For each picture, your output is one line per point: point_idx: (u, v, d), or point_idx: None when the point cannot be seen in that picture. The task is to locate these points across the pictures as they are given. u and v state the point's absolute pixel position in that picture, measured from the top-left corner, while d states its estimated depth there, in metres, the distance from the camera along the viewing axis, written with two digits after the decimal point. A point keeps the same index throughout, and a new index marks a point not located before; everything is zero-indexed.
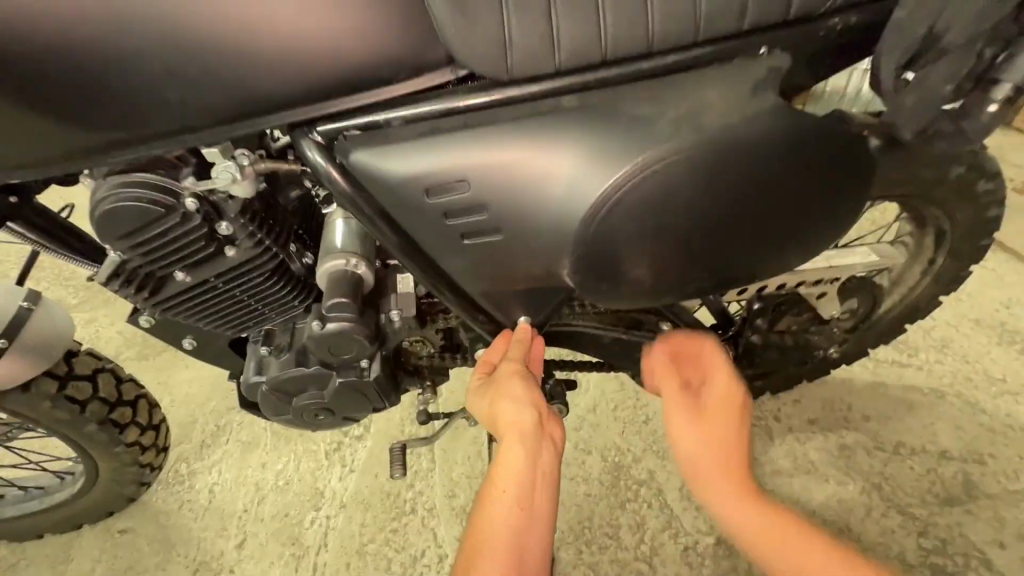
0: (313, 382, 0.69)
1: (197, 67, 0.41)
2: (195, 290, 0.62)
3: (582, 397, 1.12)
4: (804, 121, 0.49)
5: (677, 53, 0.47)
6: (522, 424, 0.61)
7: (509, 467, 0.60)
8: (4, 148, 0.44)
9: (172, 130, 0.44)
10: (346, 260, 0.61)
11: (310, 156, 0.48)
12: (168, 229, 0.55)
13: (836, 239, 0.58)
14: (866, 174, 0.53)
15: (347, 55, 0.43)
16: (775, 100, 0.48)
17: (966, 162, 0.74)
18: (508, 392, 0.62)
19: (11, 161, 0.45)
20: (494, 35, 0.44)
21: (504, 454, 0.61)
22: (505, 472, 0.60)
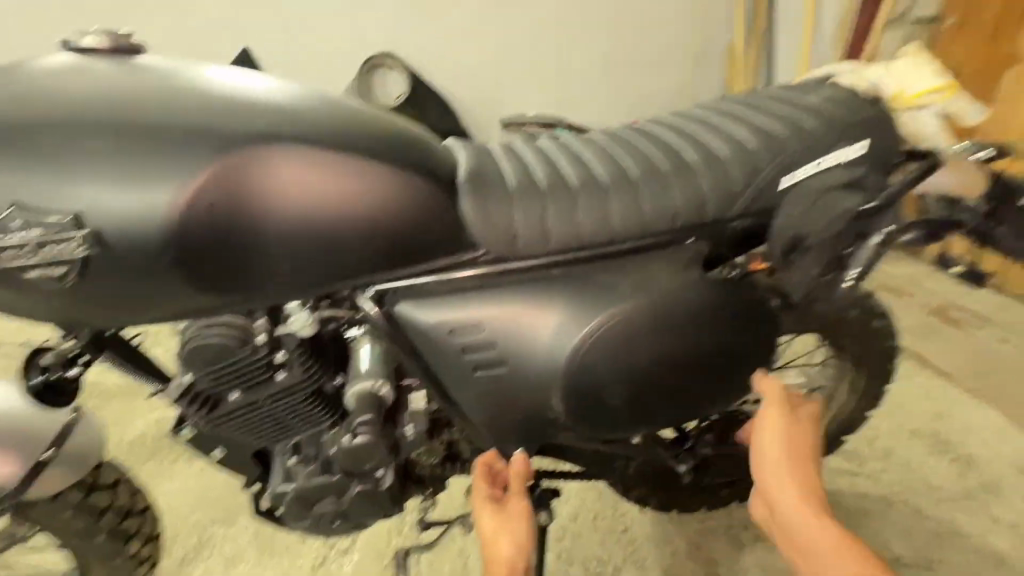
0: (333, 490, 0.78)
1: (305, 250, 0.57)
2: (244, 408, 0.73)
3: (564, 506, 1.21)
4: (722, 289, 0.68)
5: (635, 241, 0.66)
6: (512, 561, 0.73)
7: None
8: (137, 303, 0.55)
9: (280, 289, 0.59)
10: (373, 382, 0.74)
11: (363, 306, 0.64)
12: (237, 358, 0.68)
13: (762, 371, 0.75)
14: (773, 325, 0.72)
15: (413, 238, 0.61)
16: (701, 273, 0.68)
17: (862, 306, 0.95)
18: (509, 530, 0.74)
19: (138, 314, 0.56)
20: (507, 230, 0.63)
21: None
22: None
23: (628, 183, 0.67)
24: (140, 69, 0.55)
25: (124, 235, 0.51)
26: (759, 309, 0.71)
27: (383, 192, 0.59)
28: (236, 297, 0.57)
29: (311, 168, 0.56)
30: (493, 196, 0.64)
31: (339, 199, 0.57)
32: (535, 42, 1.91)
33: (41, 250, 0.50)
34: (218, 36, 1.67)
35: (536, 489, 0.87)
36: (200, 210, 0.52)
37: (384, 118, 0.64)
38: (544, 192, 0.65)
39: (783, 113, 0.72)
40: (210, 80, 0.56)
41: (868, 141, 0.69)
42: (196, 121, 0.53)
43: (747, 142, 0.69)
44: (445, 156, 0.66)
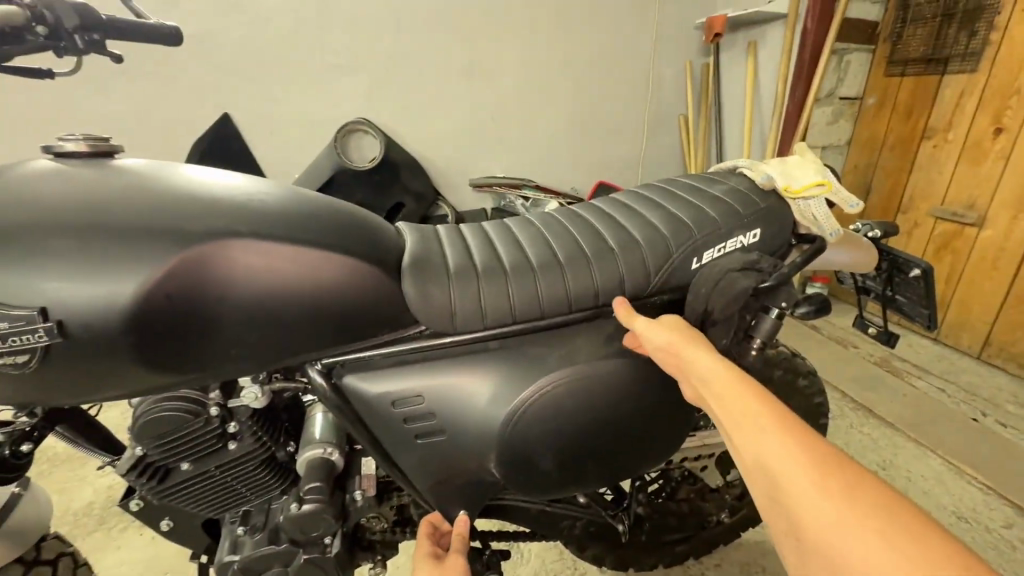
0: (278, 560, 0.79)
1: (255, 327, 0.62)
2: (194, 478, 0.76)
3: (523, 568, 1.21)
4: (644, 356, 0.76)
5: (563, 315, 0.74)
6: None
7: None
8: (91, 381, 0.58)
9: (237, 363, 0.63)
10: (324, 449, 0.78)
11: (312, 377, 0.68)
12: (190, 430, 0.72)
13: (684, 432, 0.83)
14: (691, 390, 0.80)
15: (363, 313, 0.67)
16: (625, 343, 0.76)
17: (787, 365, 1.03)
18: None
19: (92, 391, 0.60)
20: (445, 308, 0.70)
21: None
22: None
23: (556, 264, 0.75)
24: (115, 173, 0.61)
25: (87, 320, 0.56)
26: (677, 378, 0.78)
27: (336, 272, 0.65)
28: (194, 373, 0.62)
29: (268, 254, 0.62)
30: (433, 278, 0.71)
31: (293, 280, 0.63)
32: (500, 116, 2.07)
33: (5, 338, 0.54)
34: (198, 108, 1.77)
35: (485, 551, 0.89)
36: (163, 296, 0.57)
37: (339, 207, 0.71)
38: (479, 274, 0.73)
39: (693, 203, 0.84)
40: (177, 180, 0.63)
41: (760, 229, 0.82)
42: (160, 216, 0.59)
43: (660, 229, 0.80)
44: (393, 240, 0.73)
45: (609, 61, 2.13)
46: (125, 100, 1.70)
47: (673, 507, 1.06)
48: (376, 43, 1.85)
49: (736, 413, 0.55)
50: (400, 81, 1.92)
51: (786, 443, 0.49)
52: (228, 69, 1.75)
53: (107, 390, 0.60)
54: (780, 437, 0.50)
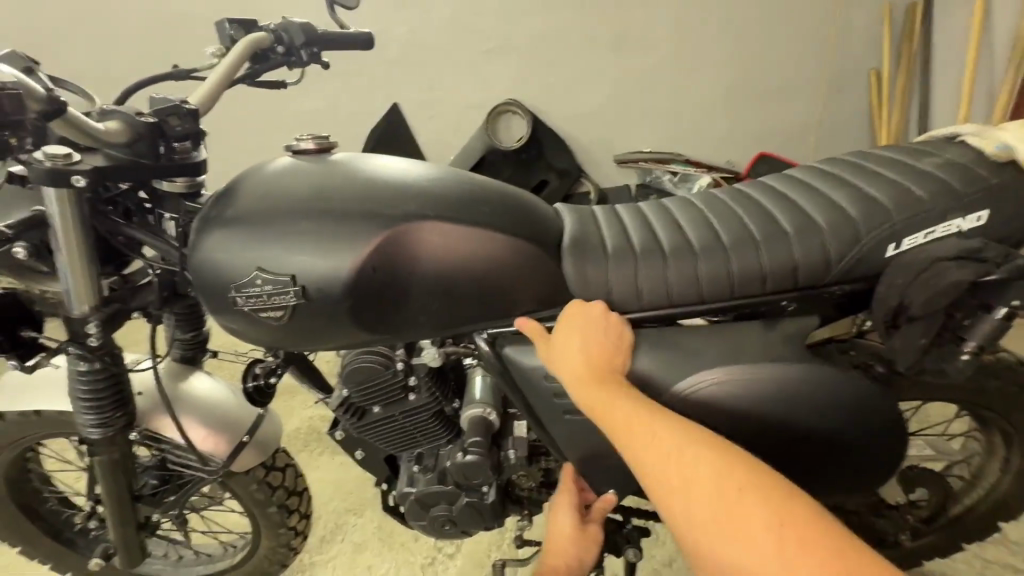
0: (445, 498, 0.91)
1: (438, 301, 0.72)
2: (382, 419, 0.91)
3: (658, 548, 1.22)
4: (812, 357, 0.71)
5: (725, 302, 0.72)
6: (580, 536, 0.83)
7: (563, 546, 0.83)
8: (322, 336, 0.74)
9: (425, 331, 0.74)
10: (484, 409, 0.87)
11: (478, 343, 0.77)
12: (382, 379, 0.86)
13: (863, 436, 0.74)
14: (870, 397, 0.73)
15: (528, 291, 0.73)
16: (795, 334, 0.71)
17: (1009, 376, 0.85)
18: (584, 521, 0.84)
19: (322, 344, 0.75)
20: (602, 289, 0.73)
21: (563, 542, 0.83)
22: (559, 550, 0.83)
23: (720, 248, 0.72)
24: (337, 166, 0.74)
25: (321, 286, 0.70)
26: (850, 379, 0.73)
27: (507, 253, 0.72)
28: (393, 336, 0.74)
29: (452, 236, 0.70)
30: (592, 259, 0.74)
31: (471, 260, 0.71)
32: (650, 87, 1.97)
33: (270, 298, 0.71)
34: (370, 101, 1.97)
35: (626, 525, 0.92)
36: (374, 270, 0.69)
37: (507, 191, 0.78)
38: (638, 256, 0.73)
39: (894, 180, 0.73)
40: (379, 170, 0.74)
41: (988, 212, 0.68)
42: (371, 203, 0.70)
43: (849, 210, 0.71)
44: (554, 222, 0.77)
45: (781, 14, 1.87)
46: (313, 95, 1.96)
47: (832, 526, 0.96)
48: (529, 24, 1.88)
49: (630, 431, 0.60)
50: (548, 59, 1.93)
51: (672, 458, 0.57)
52: (394, 61, 1.92)
53: (330, 343, 0.75)
54: (678, 460, 0.56)
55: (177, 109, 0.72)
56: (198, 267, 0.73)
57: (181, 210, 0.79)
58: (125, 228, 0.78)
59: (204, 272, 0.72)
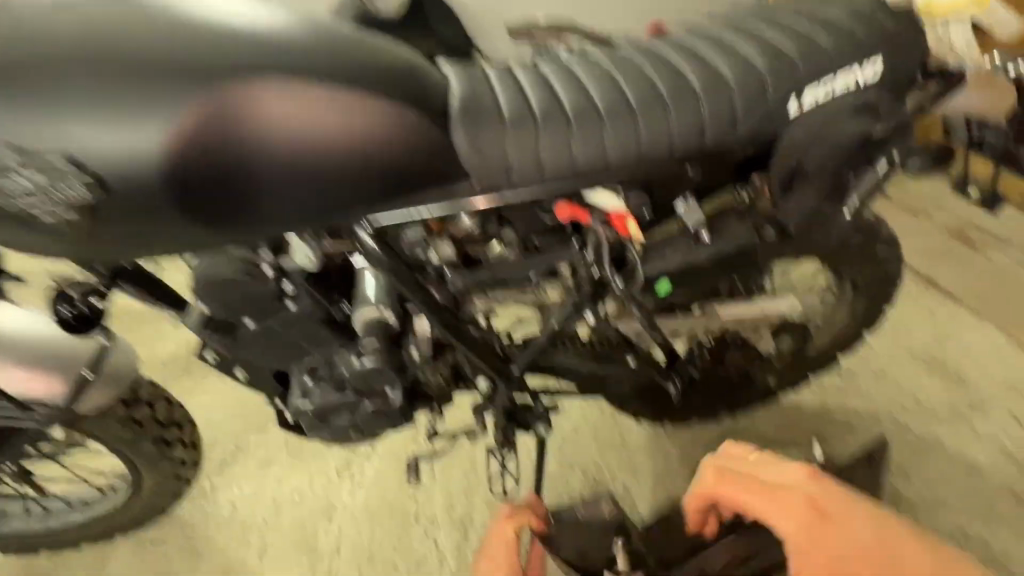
0: (346, 407, 0.85)
1: (298, 184, 0.58)
2: (258, 334, 0.79)
3: (565, 418, 1.31)
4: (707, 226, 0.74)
5: (632, 172, 0.66)
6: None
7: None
8: (141, 239, 0.57)
9: (287, 226, 0.60)
10: (378, 310, 0.78)
11: (363, 239, 0.67)
12: (248, 289, 0.73)
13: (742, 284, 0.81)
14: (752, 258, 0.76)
15: (407, 167, 0.61)
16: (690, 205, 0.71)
17: (865, 233, 0.93)
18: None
19: (146, 251, 0.59)
20: (501, 161, 0.63)
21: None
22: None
23: (626, 109, 0.65)
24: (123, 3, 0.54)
25: (123, 169, 0.52)
26: (745, 245, 0.74)
27: (376, 122, 0.59)
28: (246, 236, 0.60)
29: (301, 102, 0.56)
30: (486, 128, 0.63)
31: (330, 132, 0.57)
32: None
33: (48, 194, 0.52)
34: None
35: (534, 403, 0.97)
36: (201, 150, 0.53)
37: (375, 42, 0.62)
38: (539, 122, 0.64)
39: (796, 29, 0.69)
40: (188, 8, 0.55)
41: (881, 59, 0.67)
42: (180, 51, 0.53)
43: (755, 62, 0.66)
44: (438, 82, 0.63)
45: None
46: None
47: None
48: None
49: None
50: None
51: None
52: None
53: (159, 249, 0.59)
54: None
55: None
56: None
57: None
58: None
59: None
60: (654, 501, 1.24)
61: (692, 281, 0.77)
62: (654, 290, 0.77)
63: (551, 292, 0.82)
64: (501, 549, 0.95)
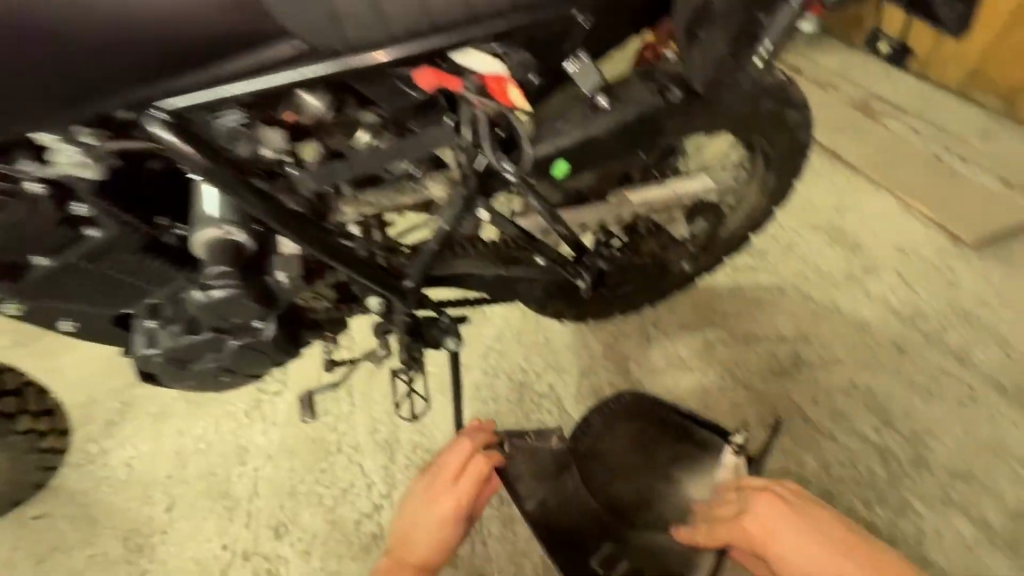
0: (208, 349, 0.71)
1: (35, 44, 0.46)
2: (62, 273, 0.63)
3: (487, 327, 1.27)
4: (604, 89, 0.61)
5: (505, 15, 0.52)
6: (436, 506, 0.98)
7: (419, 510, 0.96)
8: None
9: (47, 105, 0.50)
10: (220, 229, 0.64)
11: (156, 132, 0.52)
12: (23, 215, 0.56)
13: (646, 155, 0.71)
14: (657, 129, 0.66)
15: (146, 32, 0.47)
16: (580, 63, 0.58)
17: (777, 97, 0.86)
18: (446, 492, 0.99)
19: None
20: (327, 11, 0.48)
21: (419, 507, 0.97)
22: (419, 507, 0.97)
23: None
24: None
25: None
26: (649, 110, 0.63)
27: None
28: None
29: None
30: None
31: None
32: None
33: None
34: None
35: (440, 317, 0.88)
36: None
37: None
38: None
39: None
40: None
41: None
42: None
43: None
44: None
45: None
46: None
47: (666, 412, 1.08)
48: None
49: None
50: None
51: None
52: None
53: None
54: None
55: None
56: None
57: None
58: None
59: None
60: (581, 396, 1.22)
61: (595, 158, 0.65)
62: (550, 172, 0.65)
63: (433, 185, 0.69)
64: (461, 482, 0.93)
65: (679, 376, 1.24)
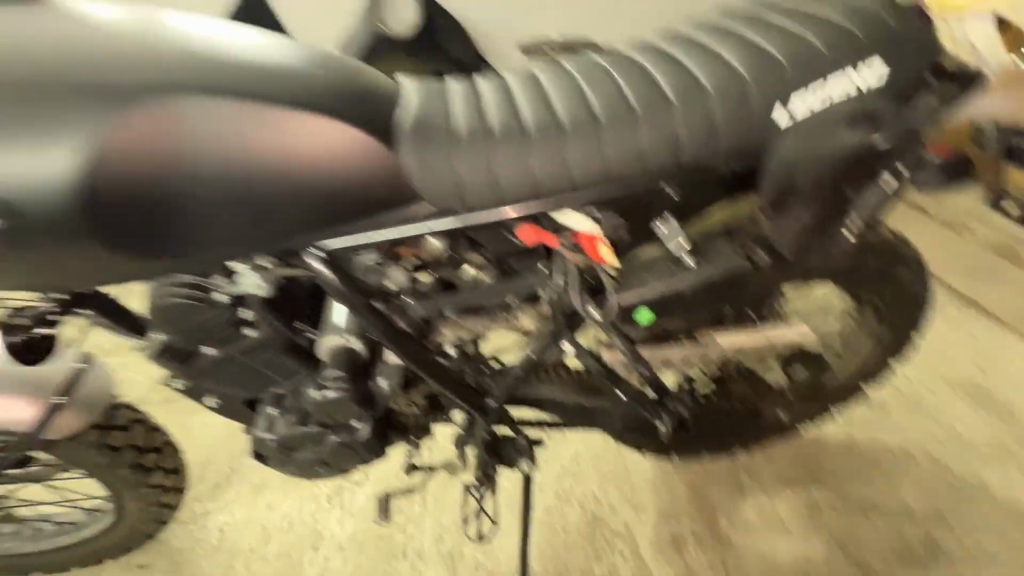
0: (312, 441, 0.81)
1: (230, 209, 0.53)
2: (221, 362, 0.76)
3: (565, 448, 1.23)
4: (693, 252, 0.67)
5: (597, 191, 0.61)
6: None
7: None
8: (71, 274, 0.53)
9: (221, 256, 0.56)
10: (343, 337, 0.76)
11: (312, 264, 0.63)
12: (206, 316, 0.71)
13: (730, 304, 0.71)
14: (740, 292, 0.69)
15: (328, 195, 0.56)
16: (671, 223, 0.64)
17: (883, 252, 0.84)
18: None
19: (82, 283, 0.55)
20: (452, 184, 0.58)
21: None
22: None
23: (591, 123, 0.59)
24: (59, 15, 0.51)
25: (32, 200, 0.48)
26: (737, 272, 0.67)
27: (317, 142, 0.54)
28: (142, 258, 0.54)
29: (223, 120, 0.51)
30: (437, 144, 0.58)
31: (245, 149, 0.52)
32: None
33: None
34: None
35: (518, 439, 0.89)
36: (101, 163, 0.48)
37: (324, 62, 0.57)
38: (495, 138, 0.59)
39: (790, 30, 0.62)
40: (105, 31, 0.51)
41: (886, 66, 0.60)
42: (91, 77, 0.49)
43: (740, 69, 0.60)
44: (391, 99, 0.59)
45: None
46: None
47: None
48: None
49: None
50: None
51: None
52: None
53: (96, 283, 0.56)
54: None
55: None
56: None
57: None
58: None
59: None
60: (659, 543, 1.11)
61: (676, 308, 0.69)
62: (633, 318, 0.70)
63: (525, 318, 0.75)
64: None
65: (777, 540, 1.10)
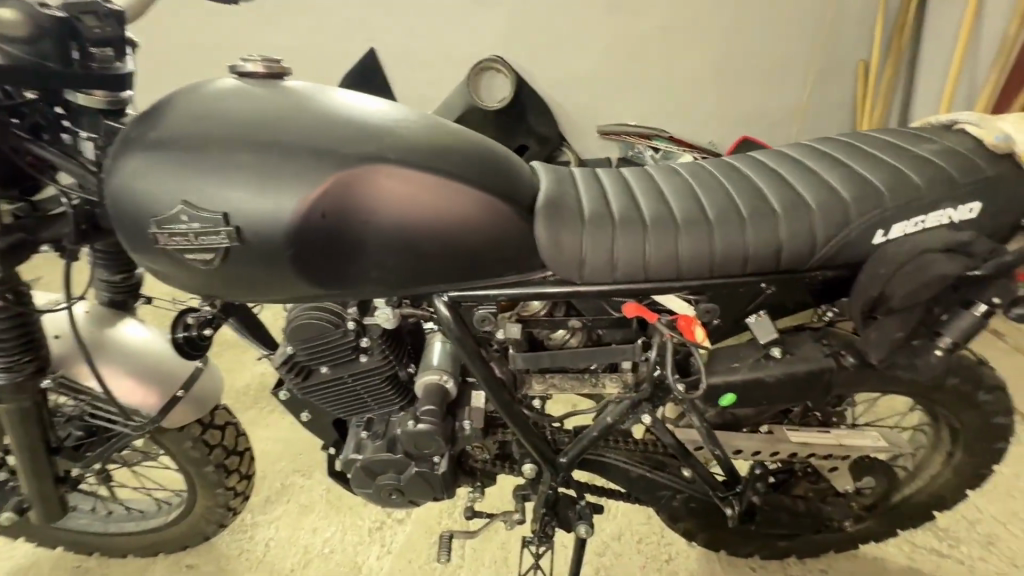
0: (394, 467, 0.87)
1: (408, 253, 0.64)
2: (331, 382, 0.84)
3: (608, 523, 1.22)
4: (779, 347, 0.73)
5: (703, 278, 0.67)
6: None
7: None
8: (273, 292, 0.65)
9: (386, 290, 0.67)
10: (440, 376, 0.82)
11: (438, 308, 0.71)
12: (332, 340, 0.79)
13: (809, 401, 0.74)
14: (823, 390, 0.73)
15: (483, 250, 0.66)
16: (761, 317, 0.70)
17: (964, 374, 0.85)
18: None
19: (275, 298, 0.67)
20: (576, 259, 0.67)
21: None
22: None
23: (703, 222, 0.68)
24: (297, 92, 0.65)
25: (264, 231, 0.61)
26: (820, 369, 0.71)
27: (481, 206, 0.65)
28: (332, 285, 0.65)
29: (411, 184, 0.62)
30: (566, 222, 0.68)
31: (426, 209, 0.63)
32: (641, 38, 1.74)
33: (198, 239, 0.61)
34: (342, 41, 1.73)
35: (579, 501, 0.92)
36: (325, 208, 0.61)
37: (486, 143, 0.70)
38: (617, 224, 0.68)
39: (885, 166, 0.70)
40: (330, 104, 0.64)
41: (980, 204, 0.67)
42: (318, 143, 0.61)
43: (841, 193, 0.68)
44: (529, 179, 0.71)
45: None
46: (268, 20, 1.71)
47: None
48: None
49: None
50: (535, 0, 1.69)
51: None
52: None
53: (283, 300, 0.68)
54: None
55: (93, 7, 0.64)
56: (115, 197, 0.63)
57: (99, 130, 0.69)
58: (31, 145, 0.68)
59: (123, 204, 0.63)
60: None
61: (761, 398, 0.73)
62: (717, 401, 0.74)
63: (609, 385, 0.80)
64: None
65: None
